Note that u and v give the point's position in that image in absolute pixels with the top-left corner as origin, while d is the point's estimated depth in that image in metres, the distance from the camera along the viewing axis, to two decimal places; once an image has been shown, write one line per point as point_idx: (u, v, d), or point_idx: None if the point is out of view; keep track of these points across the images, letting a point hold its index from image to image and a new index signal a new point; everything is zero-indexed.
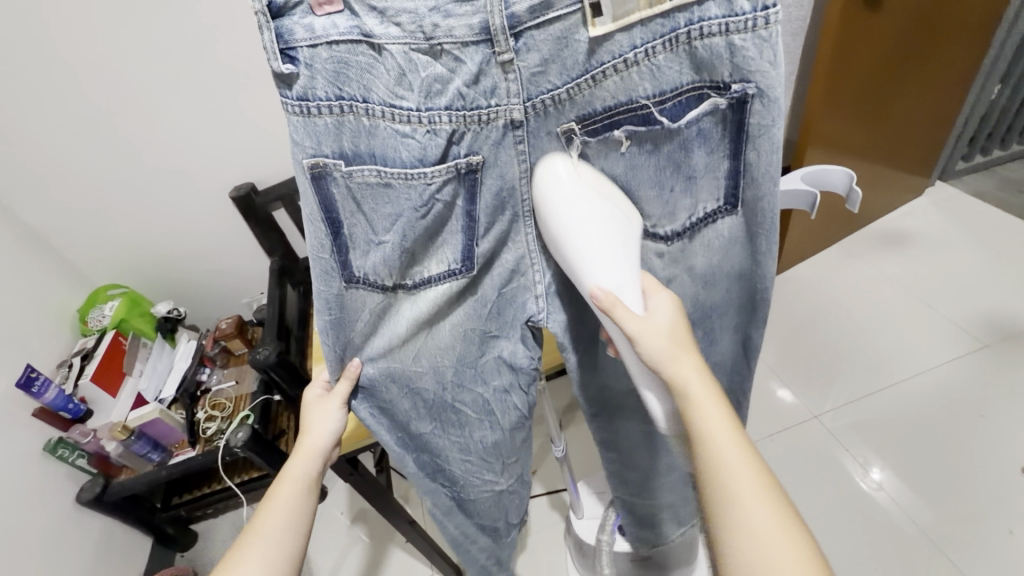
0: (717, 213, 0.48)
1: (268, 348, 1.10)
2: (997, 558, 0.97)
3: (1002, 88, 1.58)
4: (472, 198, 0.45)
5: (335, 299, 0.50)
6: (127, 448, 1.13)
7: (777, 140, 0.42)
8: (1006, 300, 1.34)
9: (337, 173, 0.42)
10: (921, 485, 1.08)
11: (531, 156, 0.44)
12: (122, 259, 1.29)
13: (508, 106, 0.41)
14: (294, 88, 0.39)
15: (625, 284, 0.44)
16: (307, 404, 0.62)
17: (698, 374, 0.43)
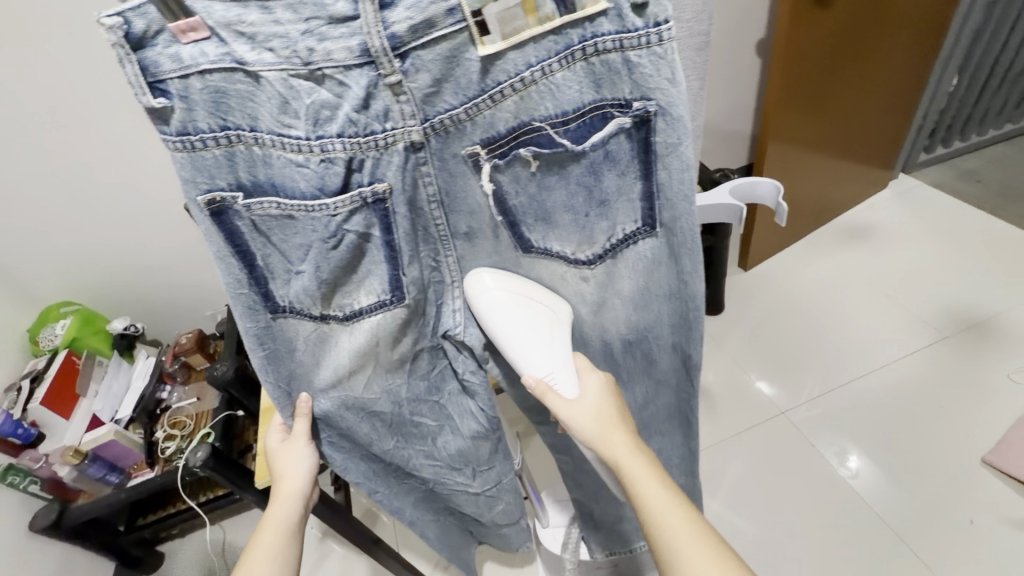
0: (637, 234, 0.48)
1: (225, 365, 1.07)
2: (963, 548, 0.98)
3: (959, 80, 1.60)
4: (388, 228, 0.44)
5: (265, 332, 0.49)
6: (81, 473, 1.08)
7: (686, 158, 0.43)
8: (965, 290, 1.36)
9: (237, 207, 0.41)
10: (894, 473, 1.09)
11: (436, 178, 0.43)
12: (72, 274, 1.25)
13: (406, 129, 0.39)
14: (172, 123, 0.37)
15: (556, 372, 0.48)
16: (270, 450, 0.59)
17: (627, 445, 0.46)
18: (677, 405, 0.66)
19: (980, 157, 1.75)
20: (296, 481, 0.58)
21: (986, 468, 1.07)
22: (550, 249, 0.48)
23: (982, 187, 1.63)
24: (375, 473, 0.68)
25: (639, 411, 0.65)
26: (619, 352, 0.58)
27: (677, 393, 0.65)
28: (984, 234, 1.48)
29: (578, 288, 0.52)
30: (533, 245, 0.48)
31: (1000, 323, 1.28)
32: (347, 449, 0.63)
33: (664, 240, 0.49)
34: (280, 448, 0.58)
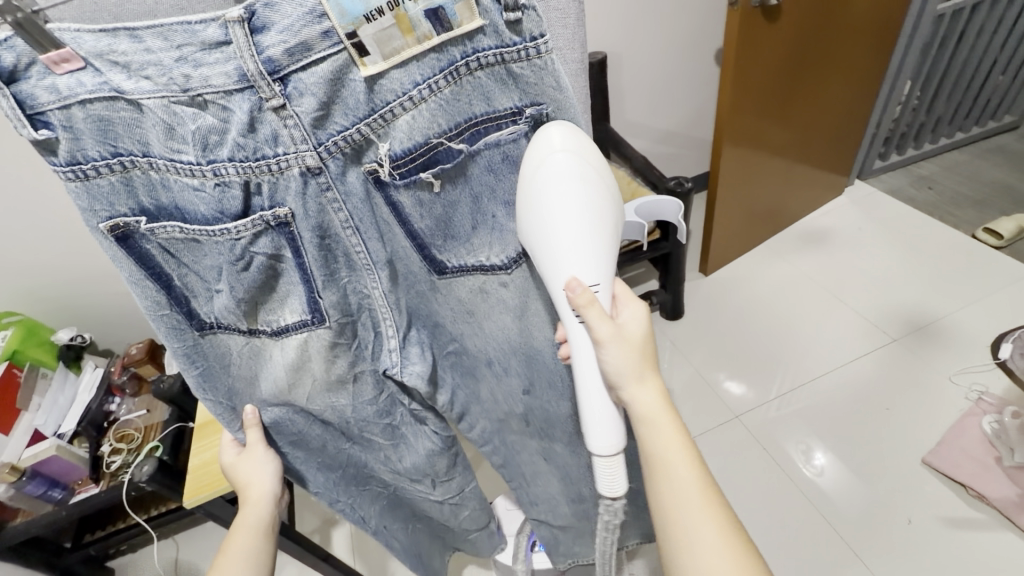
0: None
1: (173, 377, 1.06)
2: (912, 549, 1.00)
3: (910, 88, 1.65)
4: (297, 249, 0.42)
5: (195, 350, 0.47)
6: (19, 491, 1.04)
7: None
8: (913, 293, 1.40)
9: (142, 231, 0.40)
10: (854, 469, 1.12)
11: (345, 203, 0.41)
12: (16, 285, 1.21)
13: (299, 154, 0.38)
14: (60, 153, 0.36)
15: (602, 283, 0.45)
16: (228, 464, 0.58)
17: (662, 408, 0.48)
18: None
19: (932, 165, 1.80)
20: (263, 490, 0.58)
21: (926, 468, 1.10)
22: (466, 262, 0.49)
23: (934, 193, 1.68)
24: (337, 483, 0.66)
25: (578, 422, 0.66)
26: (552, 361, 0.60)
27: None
28: (933, 239, 1.53)
29: (497, 293, 0.52)
30: (447, 265, 0.49)
31: (945, 326, 1.32)
32: (297, 460, 0.62)
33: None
34: (238, 459, 0.58)
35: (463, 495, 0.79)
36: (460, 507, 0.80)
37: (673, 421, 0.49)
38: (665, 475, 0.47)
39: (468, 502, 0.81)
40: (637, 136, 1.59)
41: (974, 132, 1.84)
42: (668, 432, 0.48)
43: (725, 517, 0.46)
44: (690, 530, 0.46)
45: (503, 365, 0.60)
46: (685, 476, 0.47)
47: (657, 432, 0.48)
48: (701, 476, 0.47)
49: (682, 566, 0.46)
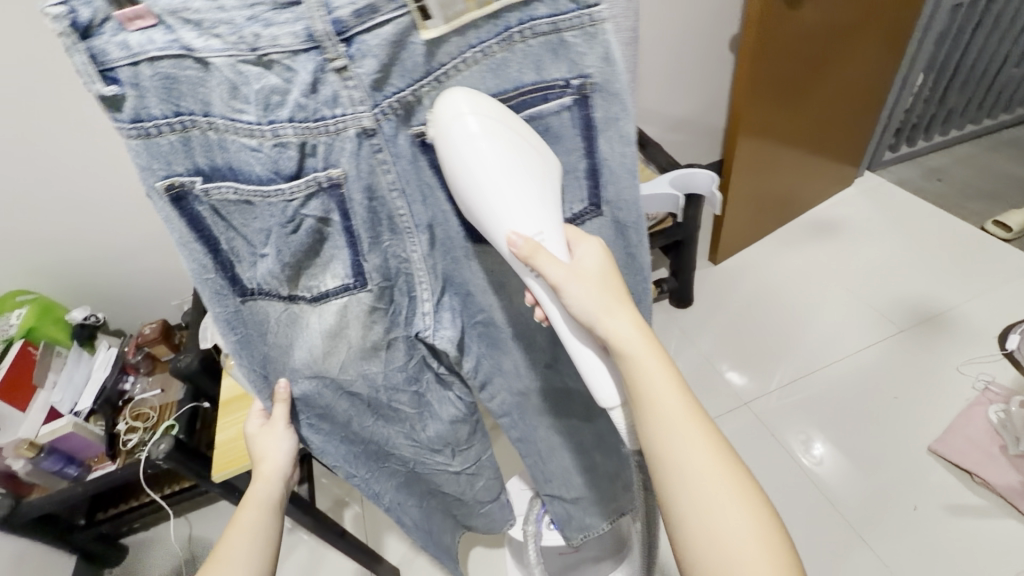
0: (585, 214, 0.50)
1: (190, 356, 1.07)
2: (916, 534, 1.02)
3: (923, 81, 1.65)
4: (346, 213, 0.43)
5: (237, 317, 0.47)
6: (37, 466, 1.06)
7: (627, 132, 0.46)
8: (921, 284, 1.41)
9: (197, 192, 0.40)
10: (853, 459, 1.14)
11: (395, 166, 0.42)
12: (30, 262, 1.25)
13: (357, 115, 0.39)
14: (125, 110, 0.36)
15: (545, 228, 0.42)
16: (250, 435, 0.59)
17: (645, 344, 0.44)
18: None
19: (942, 157, 1.80)
20: (275, 466, 0.59)
21: (934, 457, 1.11)
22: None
23: (943, 185, 1.68)
24: (353, 458, 0.67)
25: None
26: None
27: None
28: (943, 231, 1.54)
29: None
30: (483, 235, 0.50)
31: (953, 317, 1.33)
32: (320, 434, 0.62)
33: (610, 219, 0.51)
34: (260, 431, 0.59)
35: (481, 468, 0.81)
36: (476, 480, 0.82)
37: (658, 355, 0.44)
38: (661, 419, 0.43)
39: (484, 474, 0.83)
40: (649, 123, 1.58)
41: (984, 124, 1.83)
42: (658, 369, 0.43)
43: (726, 453, 0.43)
44: (692, 471, 0.42)
45: (522, 332, 0.62)
46: (681, 416, 0.43)
47: (645, 370, 0.43)
48: (696, 411, 0.44)
49: (685, 510, 0.42)
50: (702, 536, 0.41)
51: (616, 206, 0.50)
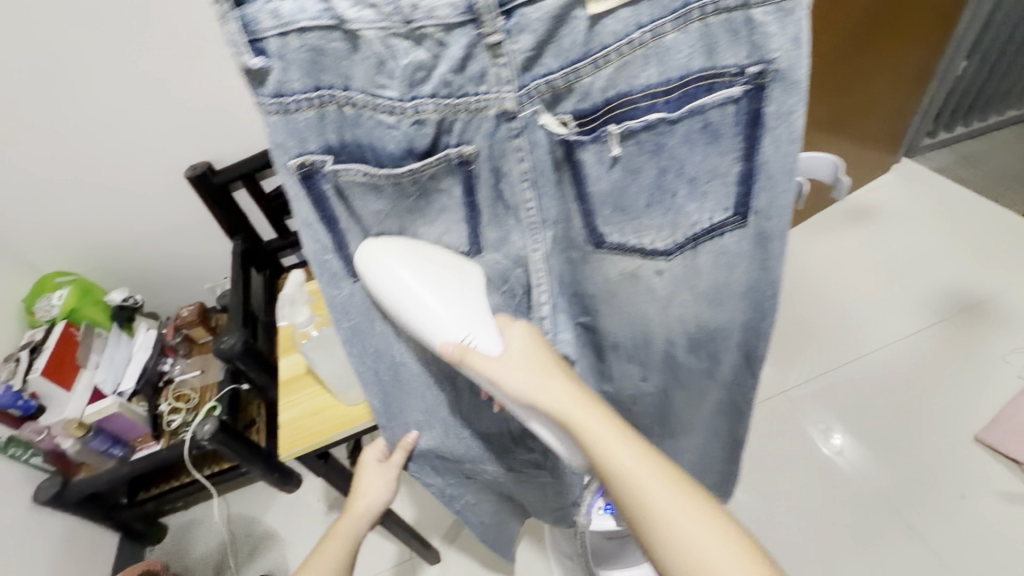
0: (726, 223, 0.45)
1: (233, 338, 1.08)
2: (953, 520, 1.03)
3: (968, 64, 1.60)
4: (470, 188, 0.43)
5: (350, 302, 0.49)
6: (85, 445, 1.08)
7: (797, 128, 0.39)
8: (962, 272, 1.39)
9: (326, 171, 0.40)
10: (873, 448, 1.14)
11: (529, 153, 0.40)
12: (69, 244, 1.26)
13: (500, 95, 0.37)
14: (268, 84, 0.36)
15: (473, 330, 0.45)
16: (368, 466, 0.70)
17: (581, 403, 0.44)
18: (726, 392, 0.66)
19: (981, 142, 1.76)
20: (375, 500, 0.70)
21: (978, 445, 1.11)
22: (627, 241, 0.45)
23: (983, 171, 1.65)
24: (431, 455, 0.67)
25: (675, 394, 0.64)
26: (683, 348, 0.56)
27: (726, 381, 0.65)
28: (985, 218, 1.50)
29: (649, 282, 0.49)
30: (607, 239, 0.45)
31: (997, 306, 1.30)
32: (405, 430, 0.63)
33: (753, 229, 0.45)
34: (376, 467, 0.69)
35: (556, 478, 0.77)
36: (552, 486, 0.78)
37: (595, 408, 0.45)
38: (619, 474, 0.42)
39: (564, 485, 0.78)
40: None
41: None
42: (599, 423, 0.44)
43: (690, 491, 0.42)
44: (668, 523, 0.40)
45: (630, 352, 0.57)
46: (639, 468, 0.42)
47: (589, 430, 0.43)
48: (652, 457, 0.43)
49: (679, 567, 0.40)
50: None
51: (763, 215, 0.44)
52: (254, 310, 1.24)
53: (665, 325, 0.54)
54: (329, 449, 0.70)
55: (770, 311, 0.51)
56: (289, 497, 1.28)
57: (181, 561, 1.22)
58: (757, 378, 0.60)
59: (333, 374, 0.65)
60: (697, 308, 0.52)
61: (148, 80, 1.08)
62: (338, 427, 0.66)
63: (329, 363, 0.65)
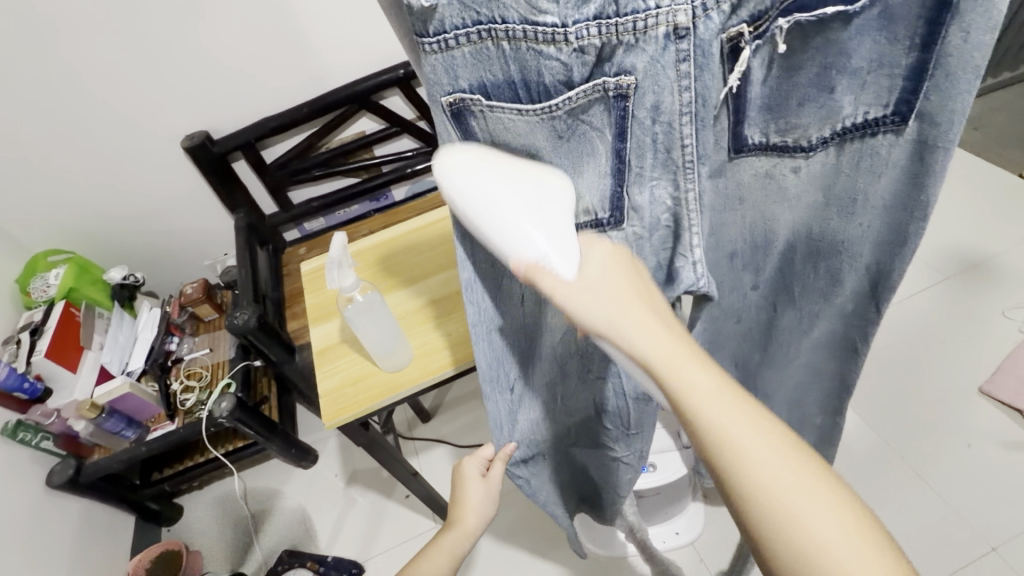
0: (881, 123, 0.40)
1: (247, 313, 1.03)
2: (958, 468, 1.07)
3: None
4: (622, 133, 0.39)
5: (482, 245, 0.46)
6: (99, 427, 1.05)
7: (997, 8, 0.33)
8: (965, 232, 1.41)
9: (476, 108, 0.39)
10: (866, 406, 1.18)
11: (694, 80, 0.36)
12: (63, 223, 1.20)
13: (673, 9, 0.33)
14: (431, 23, 0.35)
15: (548, 246, 0.39)
16: (467, 476, 0.66)
17: (673, 343, 0.35)
18: (840, 327, 0.60)
19: (977, 105, 1.77)
20: (481, 511, 0.65)
21: (982, 397, 1.15)
22: (769, 140, 0.43)
23: (981, 133, 1.66)
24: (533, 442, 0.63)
25: (785, 313, 0.61)
26: (802, 258, 0.55)
27: (846, 316, 0.59)
28: (985, 179, 1.52)
29: (782, 180, 0.47)
30: (747, 142, 0.43)
31: (1000, 264, 1.33)
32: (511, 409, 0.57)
33: (913, 137, 0.40)
34: (478, 477, 0.65)
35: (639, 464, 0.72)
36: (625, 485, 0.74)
37: (689, 347, 0.35)
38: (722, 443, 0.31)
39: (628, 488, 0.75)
40: None
41: None
42: (699, 374, 0.33)
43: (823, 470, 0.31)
44: (776, 505, 0.30)
45: (746, 261, 0.56)
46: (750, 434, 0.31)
47: (686, 381, 0.33)
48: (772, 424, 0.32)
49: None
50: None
51: (929, 119, 0.39)
52: (263, 289, 1.20)
53: (789, 228, 0.52)
54: (370, 418, 0.69)
55: (913, 236, 0.47)
56: (304, 473, 1.26)
57: (197, 541, 1.20)
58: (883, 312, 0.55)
59: (377, 339, 0.64)
60: (824, 216, 0.50)
61: (140, 43, 1.02)
62: (385, 394, 0.65)
63: (373, 327, 0.63)
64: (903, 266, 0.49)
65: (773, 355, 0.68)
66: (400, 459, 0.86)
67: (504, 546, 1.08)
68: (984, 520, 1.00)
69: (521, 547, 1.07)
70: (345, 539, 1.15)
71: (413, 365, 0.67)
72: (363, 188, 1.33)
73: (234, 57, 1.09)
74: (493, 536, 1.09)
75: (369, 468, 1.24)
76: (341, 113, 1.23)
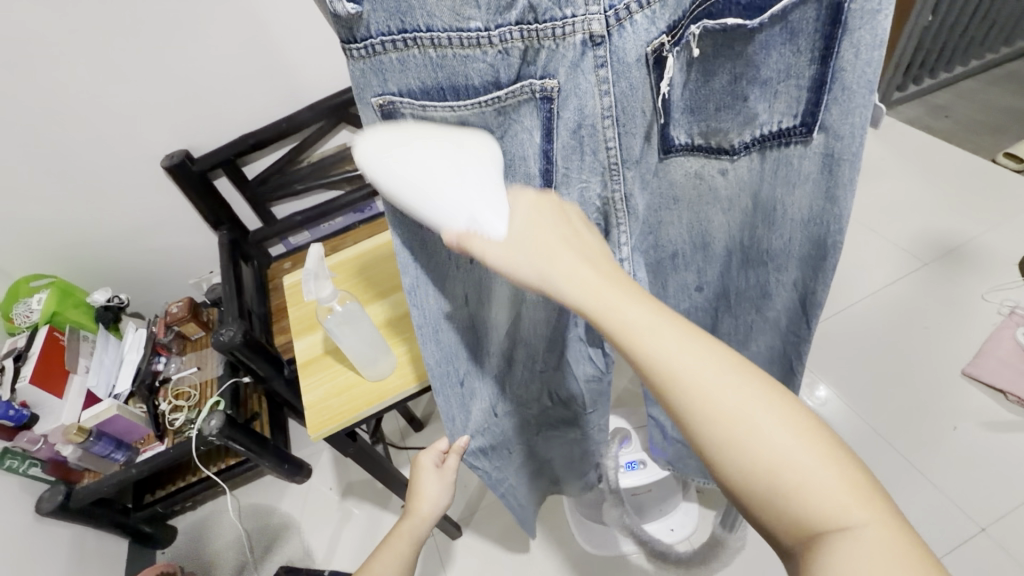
0: (791, 133, 0.41)
1: (233, 330, 1.02)
2: (946, 450, 1.08)
3: (932, 19, 1.62)
4: (549, 131, 0.40)
5: (421, 250, 0.48)
6: (87, 451, 1.04)
7: (881, 32, 0.34)
8: (943, 219, 1.43)
9: (407, 111, 0.40)
10: (857, 396, 1.19)
11: (613, 85, 0.38)
12: (44, 247, 1.20)
13: (588, 18, 0.35)
14: (357, 30, 0.36)
15: (476, 211, 0.36)
16: (424, 468, 0.65)
17: (605, 282, 0.34)
18: (777, 344, 0.61)
19: (948, 94, 1.80)
20: (438, 501, 0.65)
21: (966, 379, 1.16)
22: (693, 142, 0.45)
23: (951, 121, 1.69)
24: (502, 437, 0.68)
25: (724, 319, 0.65)
26: (738, 263, 0.57)
27: (782, 331, 0.59)
28: (958, 165, 1.55)
29: (712, 181, 0.49)
30: (675, 143, 0.45)
31: (975, 248, 1.35)
32: (464, 415, 0.59)
33: (820, 149, 0.41)
34: (433, 469, 0.65)
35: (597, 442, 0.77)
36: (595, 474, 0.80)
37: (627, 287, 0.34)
38: (668, 384, 0.31)
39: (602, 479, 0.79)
40: None
41: (989, 59, 1.83)
42: (630, 308, 0.32)
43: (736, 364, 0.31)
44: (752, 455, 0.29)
45: (687, 262, 0.58)
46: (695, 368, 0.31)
47: (631, 330, 0.32)
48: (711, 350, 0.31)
49: (752, 493, 0.29)
50: (783, 523, 0.28)
51: (832, 133, 0.39)
52: (249, 305, 1.20)
53: (725, 231, 0.54)
54: (356, 427, 0.69)
55: (832, 248, 0.46)
56: (298, 487, 1.26)
57: (192, 561, 1.19)
58: (813, 330, 0.55)
59: (358, 348, 0.65)
60: (751, 223, 0.51)
61: (115, 63, 1.01)
62: (370, 403, 0.65)
63: (353, 338, 0.64)
64: (825, 284, 0.49)
65: None
66: (392, 467, 0.86)
67: (501, 548, 1.08)
68: (972, 500, 1.02)
69: (518, 548, 1.07)
70: (340, 553, 1.14)
71: (396, 375, 0.67)
72: (347, 201, 1.34)
73: (210, 74, 1.10)
74: (490, 539, 1.09)
75: (363, 479, 1.23)
76: (323, 126, 1.23)
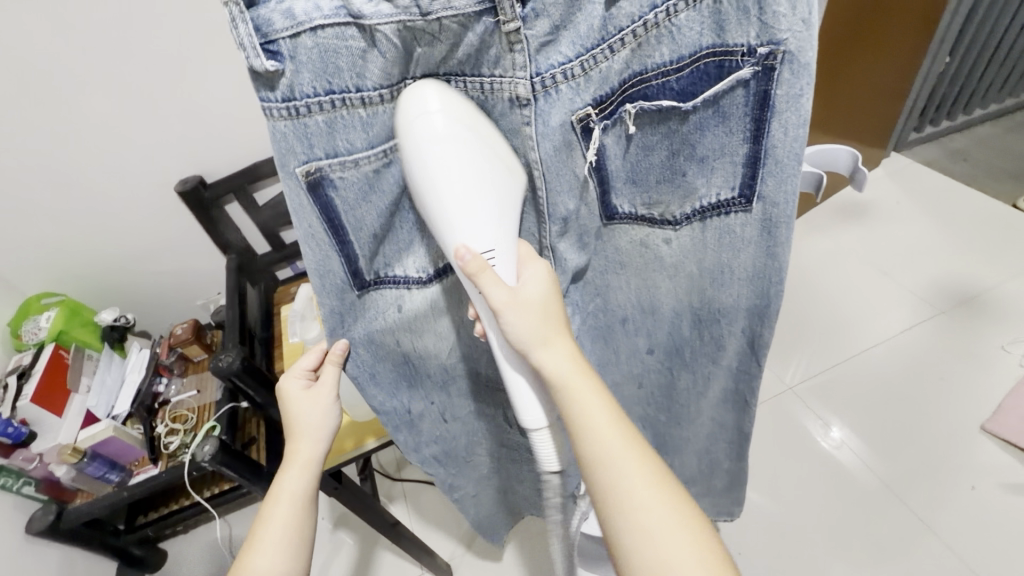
0: (730, 205, 0.44)
1: (232, 355, 1.02)
2: (966, 512, 1.03)
3: (951, 60, 1.58)
4: None
5: (349, 309, 0.49)
6: (81, 471, 1.05)
7: (804, 111, 0.37)
8: (961, 264, 1.39)
9: (333, 175, 0.41)
10: (872, 444, 1.14)
11: (540, 149, 0.40)
12: (57, 266, 1.23)
13: (514, 81, 0.37)
14: (278, 88, 0.37)
15: (496, 248, 0.42)
16: (291, 399, 0.56)
17: (572, 364, 0.43)
18: (731, 385, 0.62)
19: (967, 137, 1.77)
20: (315, 433, 0.56)
21: (986, 435, 1.11)
22: (636, 211, 0.47)
23: (970, 164, 1.66)
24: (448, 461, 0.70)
25: (681, 375, 0.64)
26: (688, 324, 0.57)
27: (735, 372, 0.60)
28: (978, 210, 1.51)
29: (657, 249, 0.50)
30: (618, 211, 0.47)
31: (996, 295, 1.31)
32: (413, 436, 0.63)
33: (760, 215, 0.43)
34: (303, 395, 0.56)
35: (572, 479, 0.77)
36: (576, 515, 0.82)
37: (596, 388, 0.43)
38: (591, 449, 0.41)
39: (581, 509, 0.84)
40: None
41: (1007, 102, 1.81)
42: (590, 393, 0.42)
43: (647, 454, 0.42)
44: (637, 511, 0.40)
45: (637, 326, 0.60)
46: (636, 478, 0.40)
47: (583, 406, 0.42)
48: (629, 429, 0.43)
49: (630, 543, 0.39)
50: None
51: (769, 202, 0.42)
52: (251, 327, 1.21)
53: (672, 296, 0.54)
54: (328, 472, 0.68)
55: (774, 296, 0.48)
56: None
57: None
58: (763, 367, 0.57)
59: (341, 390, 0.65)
60: (700, 285, 0.52)
61: (134, 92, 1.05)
62: None
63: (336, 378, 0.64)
64: (772, 328, 0.51)
65: (719, 403, 0.65)
66: (379, 505, 0.84)
67: None
68: (989, 565, 0.96)
69: None
70: None
71: None
72: None
73: (224, 103, 1.13)
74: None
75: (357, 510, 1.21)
76: None
